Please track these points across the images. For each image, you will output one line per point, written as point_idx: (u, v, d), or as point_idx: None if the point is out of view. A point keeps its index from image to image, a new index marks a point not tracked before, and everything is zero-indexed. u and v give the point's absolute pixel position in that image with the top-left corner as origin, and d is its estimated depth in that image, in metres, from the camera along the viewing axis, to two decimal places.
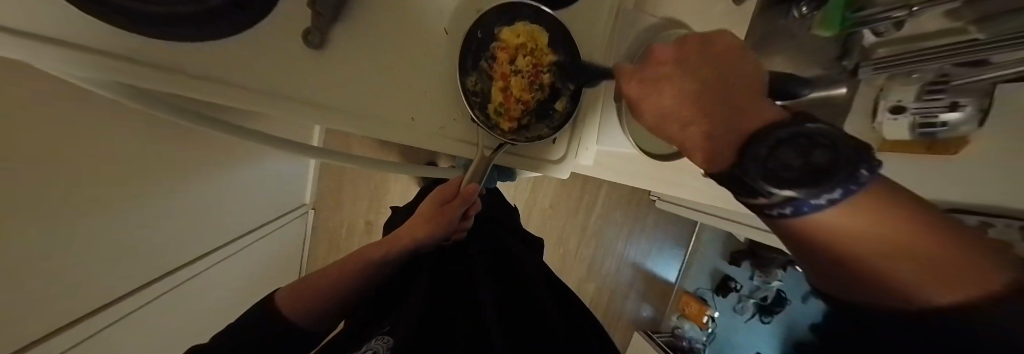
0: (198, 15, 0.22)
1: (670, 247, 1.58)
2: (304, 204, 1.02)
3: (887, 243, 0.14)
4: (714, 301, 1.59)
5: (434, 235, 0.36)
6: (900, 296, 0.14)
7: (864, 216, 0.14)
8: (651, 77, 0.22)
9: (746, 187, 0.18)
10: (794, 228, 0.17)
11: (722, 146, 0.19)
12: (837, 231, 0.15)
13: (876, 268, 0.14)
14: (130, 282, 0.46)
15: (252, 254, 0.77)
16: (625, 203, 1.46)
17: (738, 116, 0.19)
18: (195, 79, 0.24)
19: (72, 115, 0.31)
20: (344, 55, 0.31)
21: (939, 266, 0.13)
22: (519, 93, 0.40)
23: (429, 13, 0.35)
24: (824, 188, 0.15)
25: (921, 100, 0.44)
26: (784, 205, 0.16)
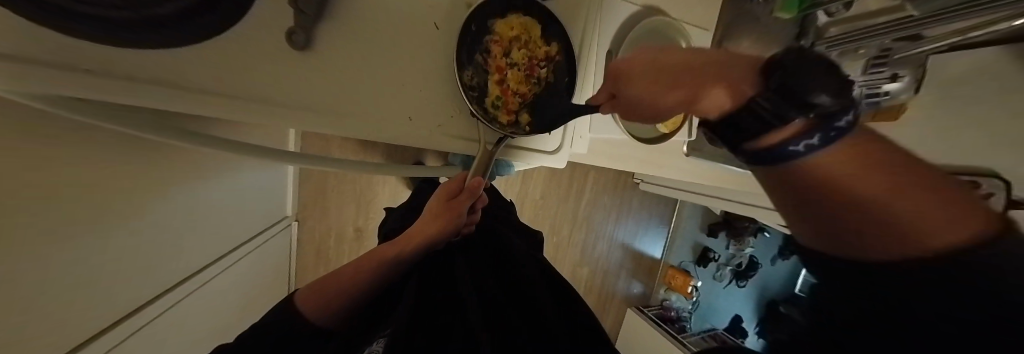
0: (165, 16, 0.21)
1: (655, 226, 1.67)
2: (287, 216, 0.96)
3: (880, 183, 0.16)
4: (696, 272, 1.71)
5: (446, 230, 0.35)
6: (905, 241, 0.15)
7: (847, 160, 0.17)
8: (649, 63, 0.25)
9: (769, 117, 0.18)
10: (792, 171, 0.18)
11: (726, 89, 0.21)
12: (836, 173, 0.17)
13: (878, 201, 0.16)
14: (134, 300, 0.42)
15: (241, 269, 0.70)
16: (611, 188, 1.51)
17: (733, 68, 0.22)
18: (175, 90, 0.23)
19: (73, 135, 0.30)
20: (334, 55, 0.30)
21: (931, 204, 0.15)
22: (517, 86, 0.40)
23: (419, 6, 0.34)
24: (842, 113, 0.17)
25: (870, 73, 0.69)
26: (808, 135, 0.17)
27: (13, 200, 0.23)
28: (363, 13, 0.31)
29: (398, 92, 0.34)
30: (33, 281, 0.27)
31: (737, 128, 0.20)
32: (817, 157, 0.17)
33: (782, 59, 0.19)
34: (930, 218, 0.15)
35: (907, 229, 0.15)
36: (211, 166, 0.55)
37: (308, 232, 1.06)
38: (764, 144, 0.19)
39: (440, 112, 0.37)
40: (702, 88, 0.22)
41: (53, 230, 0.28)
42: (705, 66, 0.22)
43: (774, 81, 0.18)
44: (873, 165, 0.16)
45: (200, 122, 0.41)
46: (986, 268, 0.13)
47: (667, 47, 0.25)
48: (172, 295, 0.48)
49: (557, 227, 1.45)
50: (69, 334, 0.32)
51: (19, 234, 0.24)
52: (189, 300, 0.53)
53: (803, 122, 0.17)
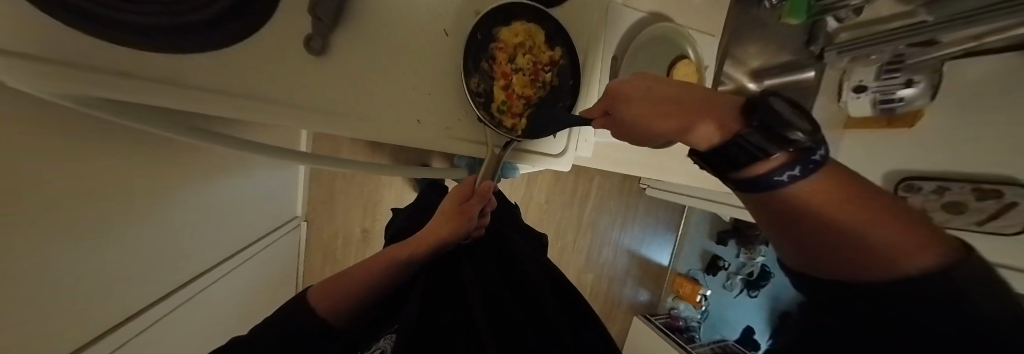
0: (193, 24, 0.23)
1: (662, 233, 1.64)
2: (297, 217, 0.99)
3: (854, 209, 0.16)
4: (705, 280, 1.67)
5: (457, 233, 0.35)
6: (885, 266, 0.15)
7: (824, 187, 0.17)
8: (639, 102, 0.26)
9: (752, 148, 0.18)
10: (776, 199, 0.18)
11: (716, 123, 0.21)
12: (816, 199, 0.16)
13: (855, 226, 0.15)
14: (150, 292, 0.43)
15: (250, 267, 0.71)
16: (617, 193, 1.50)
17: (718, 105, 0.22)
18: (203, 93, 0.25)
19: (113, 134, 0.32)
20: (347, 61, 0.32)
21: (901, 232, 0.15)
22: (522, 91, 0.41)
23: (428, 14, 0.35)
24: (817, 147, 0.17)
25: (882, 80, 0.71)
26: (789, 168, 0.17)
27: (50, 194, 0.25)
28: (374, 20, 0.32)
29: (407, 96, 0.35)
30: (67, 269, 0.29)
31: (723, 158, 0.20)
32: (800, 187, 0.17)
33: (762, 99, 0.20)
34: (901, 248, 0.15)
35: (879, 259, 0.15)
36: (228, 166, 0.58)
37: (317, 232, 1.08)
38: (751, 175, 0.18)
39: (448, 115, 0.38)
40: (693, 122, 0.22)
41: (85, 222, 0.30)
42: (694, 103, 0.22)
43: (759, 118, 0.18)
44: (847, 192, 0.16)
45: (220, 123, 0.43)
46: (952, 292, 0.13)
47: (656, 84, 0.26)
48: (185, 290, 0.49)
49: (562, 232, 1.44)
50: (96, 322, 0.34)
51: (57, 225, 0.26)
52: (201, 294, 0.54)
53: (782, 158, 0.17)
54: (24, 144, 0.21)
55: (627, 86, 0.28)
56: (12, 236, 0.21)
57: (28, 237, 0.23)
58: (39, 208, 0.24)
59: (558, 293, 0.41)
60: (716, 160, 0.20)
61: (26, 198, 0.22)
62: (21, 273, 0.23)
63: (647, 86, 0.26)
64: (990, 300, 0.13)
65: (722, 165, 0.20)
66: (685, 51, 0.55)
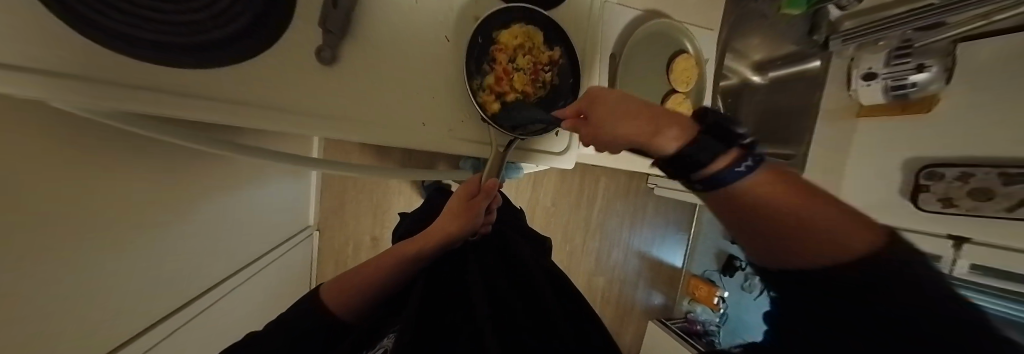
0: (208, 42, 0.27)
1: (673, 233, 1.61)
2: (308, 226, 1.01)
3: (794, 196, 0.15)
4: (722, 281, 1.61)
5: (463, 229, 0.35)
6: (833, 250, 0.14)
7: (766, 176, 0.16)
8: (600, 115, 0.25)
9: (710, 150, 0.18)
10: (724, 194, 0.17)
11: (679, 130, 0.20)
12: (760, 189, 0.16)
13: (800, 214, 0.14)
14: (180, 295, 0.43)
15: (267, 275, 0.73)
16: (624, 193, 1.49)
17: (672, 113, 0.22)
18: (228, 105, 0.29)
19: (133, 145, 0.34)
20: (352, 68, 0.33)
21: (836, 212, 0.14)
22: (523, 91, 0.42)
23: (429, 20, 0.37)
24: (752, 143, 0.17)
25: (893, 66, 0.69)
26: (741, 164, 0.16)
27: (81, 199, 0.27)
28: (377, 28, 0.34)
29: (408, 100, 0.36)
30: (97, 274, 0.31)
31: (685, 162, 0.19)
32: (745, 179, 0.16)
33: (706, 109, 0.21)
34: (845, 231, 0.14)
35: (825, 242, 0.14)
36: (245, 176, 0.61)
37: (329, 242, 1.10)
38: (708, 175, 0.17)
39: (450, 117, 0.39)
40: (661, 131, 0.21)
41: (115, 228, 0.33)
42: (653, 112, 0.22)
43: (706, 126, 0.19)
44: (784, 180, 0.16)
45: (238, 134, 0.46)
46: (891, 268, 0.12)
47: (609, 95, 0.26)
48: (214, 292, 0.50)
49: (570, 234, 1.43)
50: (139, 323, 0.36)
51: (83, 230, 0.28)
52: (229, 298, 0.55)
53: (737, 156, 0.17)
54: (42, 152, 0.23)
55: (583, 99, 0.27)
56: (40, 240, 0.23)
57: (54, 242, 0.25)
58: (63, 214, 0.25)
59: (559, 291, 0.41)
60: (675, 163, 0.19)
61: (48, 204, 0.24)
62: (52, 273, 0.25)
63: (601, 97, 0.26)
64: (942, 287, 0.11)
65: (679, 167, 0.19)
66: (682, 46, 0.55)
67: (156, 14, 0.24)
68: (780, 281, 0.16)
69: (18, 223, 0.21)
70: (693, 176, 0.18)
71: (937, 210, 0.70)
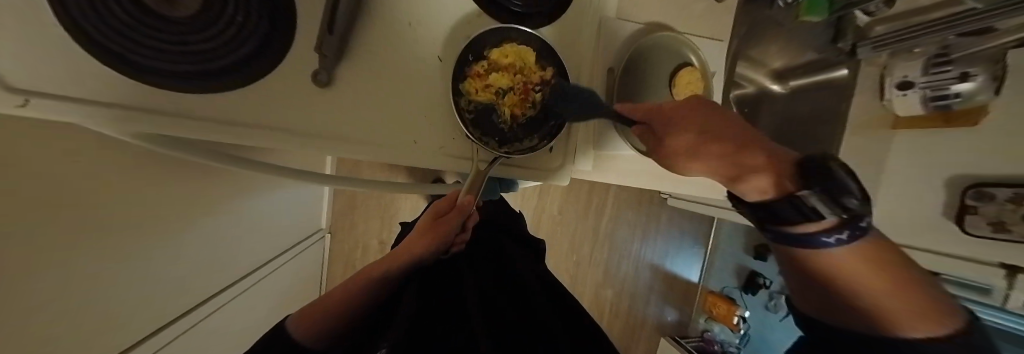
0: (218, 69, 0.29)
1: (688, 246, 1.54)
2: (320, 229, 1.07)
3: (882, 279, 0.17)
4: (743, 300, 1.49)
5: (434, 245, 0.34)
6: (889, 326, 0.18)
7: (863, 258, 0.18)
8: (683, 143, 0.24)
9: (811, 207, 0.18)
10: (818, 262, 0.19)
11: (773, 174, 0.20)
12: (848, 268, 0.18)
13: (877, 299, 0.17)
14: (186, 300, 0.47)
15: (276, 277, 0.78)
16: (635, 203, 1.44)
17: (765, 149, 0.22)
18: (223, 124, 0.30)
19: (143, 160, 0.37)
20: (344, 89, 0.35)
21: (913, 303, 0.17)
22: (513, 109, 0.41)
23: (421, 41, 0.37)
24: (860, 214, 0.18)
25: (930, 75, 0.64)
26: (839, 231, 0.17)
27: (92, 212, 0.30)
28: (369, 51, 0.35)
29: (396, 118, 0.37)
30: (106, 281, 0.33)
31: (774, 213, 0.20)
32: (838, 252, 0.18)
33: (811, 160, 0.21)
34: (920, 308, 0.17)
35: (901, 317, 0.17)
36: (253, 183, 0.64)
37: (339, 244, 1.15)
38: (801, 230, 0.19)
39: (441, 135, 0.39)
40: (750, 170, 0.21)
41: (127, 237, 0.35)
42: (744, 145, 0.22)
43: (818, 181, 0.18)
44: (881, 265, 0.17)
45: (247, 147, 0.49)
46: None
47: (695, 118, 0.24)
48: (218, 297, 0.54)
49: (578, 244, 1.40)
50: (150, 321, 0.41)
51: (91, 241, 0.30)
52: (230, 305, 0.58)
53: (834, 222, 0.17)
54: (52, 171, 0.25)
55: (665, 121, 0.26)
56: (46, 252, 0.25)
57: (64, 252, 0.27)
58: (73, 227, 0.28)
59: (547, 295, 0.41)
60: (771, 210, 0.20)
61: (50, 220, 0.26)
62: (57, 281, 0.27)
63: (687, 121, 0.25)
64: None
65: (779, 219, 0.20)
66: (687, 59, 0.53)
67: (171, 45, 0.27)
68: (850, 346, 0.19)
69: (30, 235, 0.23)
70: (790, 231, 0.19)
71: (986, 234, 0.63)
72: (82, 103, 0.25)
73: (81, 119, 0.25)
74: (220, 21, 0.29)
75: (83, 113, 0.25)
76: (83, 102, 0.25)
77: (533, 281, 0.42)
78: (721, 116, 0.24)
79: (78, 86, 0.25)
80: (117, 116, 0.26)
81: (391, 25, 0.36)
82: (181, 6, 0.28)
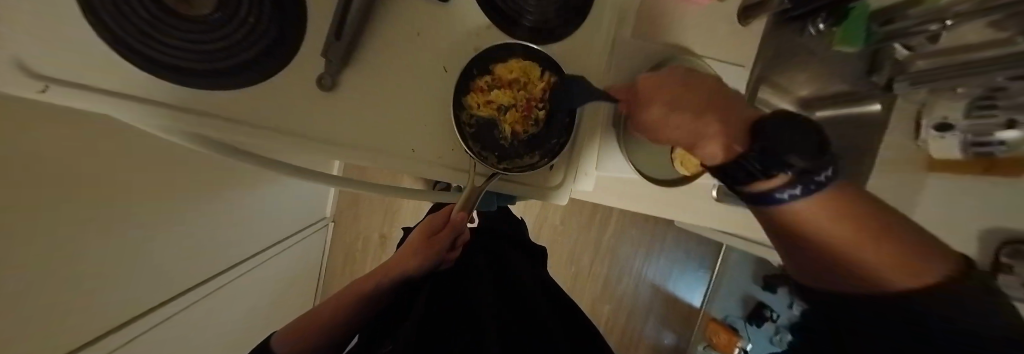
0: (236, 66, 0.30)
1: (693, 269, 1.49)
2: (326, 218, 1.16)
3: (858, 234, 0.20)
4: (747, 332, 1.42)
5: (421, 261, 0.43)
6: (880, 278, 0.20)
7: (832, 214, 0.20)
8: (651, 109, 0.27)
9: (758, 167, 0.21)
10: (793, 219, 0.22)
11: (726, 138, 0.24)
12: (822, 224, 0.20)
13: (856, 255, 0.20)
14: (99, 324, 0.44)
15: (244, 283, 0.78)
16: (640, 220, 1.41)
17: (723, 114, 0.24)
18: (225, 120, 0.31)
19: None
20: (349, 93, 0.35)
21: (900, 254, 0.19)
22: (514, 126, 0.41)
23: (429, 50, 0.37)
24: (816, 170, 0.20)
25: (973, 118, 0.58)
26: (790, 187, 0.20)
27: None
28: (378, 58, 0.36)
29: (396, 125, 0.37)
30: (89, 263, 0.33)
31: (735, 172, 0.23)
32: (800, 204, 0.21)
33: (772, 120, 0.22)
34: (893, 255, 0.19)
35: (891, 269, 0.19)
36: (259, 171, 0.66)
37: (341, 234, 1.21)
38: (760, 188, 0.22)
39: (440, 146, 0.39)
40: (705, 135, 0.24)
41: None
42: (699, 111, 0.24)
43: (761, 145, 0.21)
44: (856, 220, 0.20)
45: None
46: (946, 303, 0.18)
47: (668, 85, 0.26)
48: (154, 313, 0.53)
49: (578, 256, 1.38)
50: (99, 326, 0.44)
51: (34, 244, 0.31)
52: (171, 320, 0.57)
53: (785, 179, 0.20)
54: None
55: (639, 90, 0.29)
56: None
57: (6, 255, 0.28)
58: None
59: (549, 298, 0.50)
60: (733, 170, 0.23)
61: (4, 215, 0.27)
62: None
63: (657, 87, 0.27)
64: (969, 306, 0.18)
65: (741, 179, 0.23)
66: None
67: (190, 45, 0.28)
68: (846, 298, 0.23)
69: None
70: (753, 189, 0.22)
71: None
72: (110, 96, 0.27)
73: (121, 110, 0.27)
74: (234, 21, 0.29)
75: (113, 107, 0.27)
76: (119, 96, 0.27)
77: (533, 284, 0.50)
78: (692, 80, 0.26)
79: (109, 81, 0.27)
80: (144, 110, 0.28)
81: (401, 34, 0.36)
82: (197, 6, 0.29)
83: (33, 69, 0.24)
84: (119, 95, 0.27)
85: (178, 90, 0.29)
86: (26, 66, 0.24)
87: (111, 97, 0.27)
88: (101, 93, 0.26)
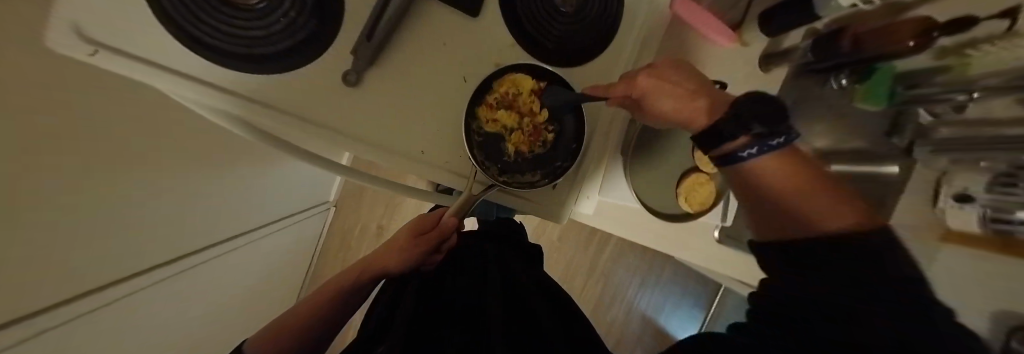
0: (276, 53, 0.33)
1: (688, 307, 1.44)
2: (327, 202, 1.19)
3: (793, 184, 0.26)
4: None
5: (408, 257, 0.48)
6: (817, 226, 0.24)
7: (779, 167, 0.27)
8: (649, 91, 0.35)
9: (728, 130, 0.28)
10: (748, 172, 0.28)
11: (710, 112, 0.31)
12: (767, 174, 0.27)
13: (792, 201, 0.26)
14: (78, 284, 0.44)
15: (229, 262, 0.79)
16: (637, 248, 1.40)
17: (711, 98, 0.32)
18: (250, 101, 0.32)
19: None
20: (371, 91, 0.36)
21: (826, 205, 0.24)
22: (520, 144, 0.42)
23: (453, 60, 0.39)
24: (771, 135, 0.26)
25: None
26: (750, 146, 0.27)
27: None
28: (403, 62, 0.37)
29: (410, 127, 0.38)
30: None
31: (710, 137, 0.30)
32: (755, 160, 0.27)
33: (745, 100, 0.29)
34: (830, 208, 0.24)
35: (827, 217, 0.24)
36: None
37: (341, 219, 1.24)
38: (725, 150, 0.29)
39: (448, 152, 0.40)
40: (693, 112, 0.32)
41: None
42: (691, 94, 0.33)
43: (732, 116, 0.28)
44: (793, 175, 0.26)
45: None
46: (875, 257, 0.20)
47: (670, 73, 0.35)
48: (129, 284, 0.53)
49: (571, 275, 1.37)
50: (92, 283, 0.46)
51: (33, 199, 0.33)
52: (144, 293, 0.56)
53: (746, 140, 0.27)
54: None
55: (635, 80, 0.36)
56: None
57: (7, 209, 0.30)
58: None
59: (547, 296, 0.49)
60: (706, 134, 0.30)
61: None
62: None
63: (659, 76, 0.35)
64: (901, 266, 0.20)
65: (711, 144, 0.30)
66: None
67: (239, 29, 0.31)
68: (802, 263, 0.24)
69: None
70: (719, 150, 0.29)
71: None
72: (155, 67, 0.28)
73: (164, 83, 0.29)
74: (279, 11, 0.32)
75: (159, 77, 0.29)
76: (163, 69, 0.29)
77: (534, 287, 0.49)
78: (690, 74, 0.35)
79: (156, 53, 0.28)
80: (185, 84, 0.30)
81: (429, 42, 0.38)
82: None
83: (88, 34, 0.26)
84: (163, 66, 0.29)
85: (215, 69, 0.31)
86: (80, 31, 0.25)
87: (155, 67, 0.28)
88: (146, 63, 0.28)
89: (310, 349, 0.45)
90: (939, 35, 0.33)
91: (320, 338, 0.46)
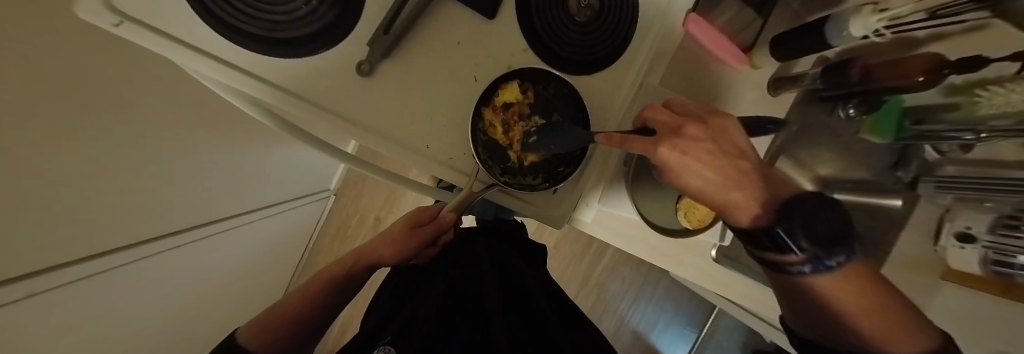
0: (292, 37, 0.33)
1: (680, 326, 1.43)
2: (327, 190, 1.20)
3: (857, 302, 0.24)
4: None
5: (404, 246, 0.49)
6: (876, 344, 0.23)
7: (841, 284, 0.24)
8: (676, 162, 0.29)
9: (784, 243, 0.25)
10: (806, 286, 0.26)
11: (754, 209, 0.27)
12: (828, 292, 0.25)
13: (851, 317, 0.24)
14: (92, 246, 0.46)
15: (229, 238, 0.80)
16: (632, 262, 1.39)
17: (755, 186, 0.28)
18: (261, 82, 0.33)
19: None
20: (382, 82, 0.37)
21: (891, 323, 0.23)
22: (524, 146, 0.43)
23: (465, 59, 0.39)
24: (830, 256, 0.24)
25: (994, 234, 0.50)
26: (805, 265, 0.25)
27: None
28: (416, 57, 0.38)
29: (417, 120, 0.38)
30: None
31: (760, 242, 0.27)
32: (815, 280, 0.25)
33: (798, 203, 0.26)
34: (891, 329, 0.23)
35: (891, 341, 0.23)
36: None
37: (340, 209, 1.24)
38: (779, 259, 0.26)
39: (453, 148, 0.40)
40: (737, 205, 0.28)
41: None
42: (728, 177, 0.28)
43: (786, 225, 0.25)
44: (857, 291, 0.24)
45: None
46: None
47: (694, 143, 0.29)
48: (136, 250, 0.54)
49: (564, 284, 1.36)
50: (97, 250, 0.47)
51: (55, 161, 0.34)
52: (141, 264, 0.56)
53: (802, 258, 0.25)
54: None
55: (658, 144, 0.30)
56: None
57: (32, 164, 0.31)
58: None
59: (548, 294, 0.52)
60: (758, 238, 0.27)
61: (25, 129, 0.29)
62: None
63: (682, 146, 0.29)
64: None
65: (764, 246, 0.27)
66: None
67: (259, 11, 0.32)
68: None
69: None
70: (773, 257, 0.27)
71: None
72: (170, 40, 0.29)
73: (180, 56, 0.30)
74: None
75: (174, 50, 0.30)
76: (182, 44, 0.30)
77: (536, 286, 0.51)
78: (724, 145, 0.30)
79: (175, 27, 0.29)
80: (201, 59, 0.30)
81: (443, 40, 0.38)
82: None
83: (113, 3, 0.26)
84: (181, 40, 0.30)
85: (231, 47, 0.31)
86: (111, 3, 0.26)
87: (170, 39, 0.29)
88: (164, 36, 0.29)
89: (306, 336, 0.45)
90: (949, 72, 0.37)
91: (319, 325, 0.46)
